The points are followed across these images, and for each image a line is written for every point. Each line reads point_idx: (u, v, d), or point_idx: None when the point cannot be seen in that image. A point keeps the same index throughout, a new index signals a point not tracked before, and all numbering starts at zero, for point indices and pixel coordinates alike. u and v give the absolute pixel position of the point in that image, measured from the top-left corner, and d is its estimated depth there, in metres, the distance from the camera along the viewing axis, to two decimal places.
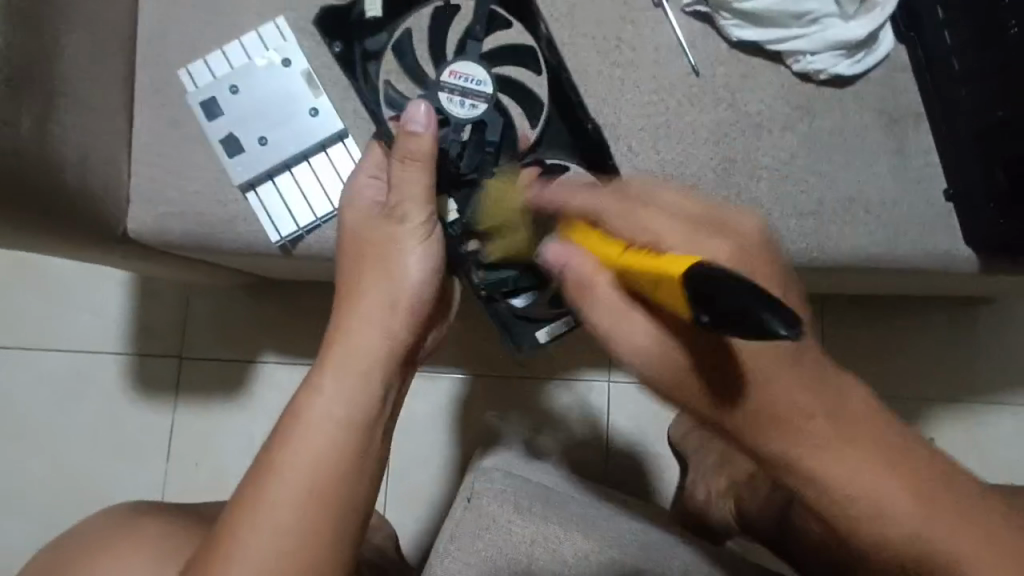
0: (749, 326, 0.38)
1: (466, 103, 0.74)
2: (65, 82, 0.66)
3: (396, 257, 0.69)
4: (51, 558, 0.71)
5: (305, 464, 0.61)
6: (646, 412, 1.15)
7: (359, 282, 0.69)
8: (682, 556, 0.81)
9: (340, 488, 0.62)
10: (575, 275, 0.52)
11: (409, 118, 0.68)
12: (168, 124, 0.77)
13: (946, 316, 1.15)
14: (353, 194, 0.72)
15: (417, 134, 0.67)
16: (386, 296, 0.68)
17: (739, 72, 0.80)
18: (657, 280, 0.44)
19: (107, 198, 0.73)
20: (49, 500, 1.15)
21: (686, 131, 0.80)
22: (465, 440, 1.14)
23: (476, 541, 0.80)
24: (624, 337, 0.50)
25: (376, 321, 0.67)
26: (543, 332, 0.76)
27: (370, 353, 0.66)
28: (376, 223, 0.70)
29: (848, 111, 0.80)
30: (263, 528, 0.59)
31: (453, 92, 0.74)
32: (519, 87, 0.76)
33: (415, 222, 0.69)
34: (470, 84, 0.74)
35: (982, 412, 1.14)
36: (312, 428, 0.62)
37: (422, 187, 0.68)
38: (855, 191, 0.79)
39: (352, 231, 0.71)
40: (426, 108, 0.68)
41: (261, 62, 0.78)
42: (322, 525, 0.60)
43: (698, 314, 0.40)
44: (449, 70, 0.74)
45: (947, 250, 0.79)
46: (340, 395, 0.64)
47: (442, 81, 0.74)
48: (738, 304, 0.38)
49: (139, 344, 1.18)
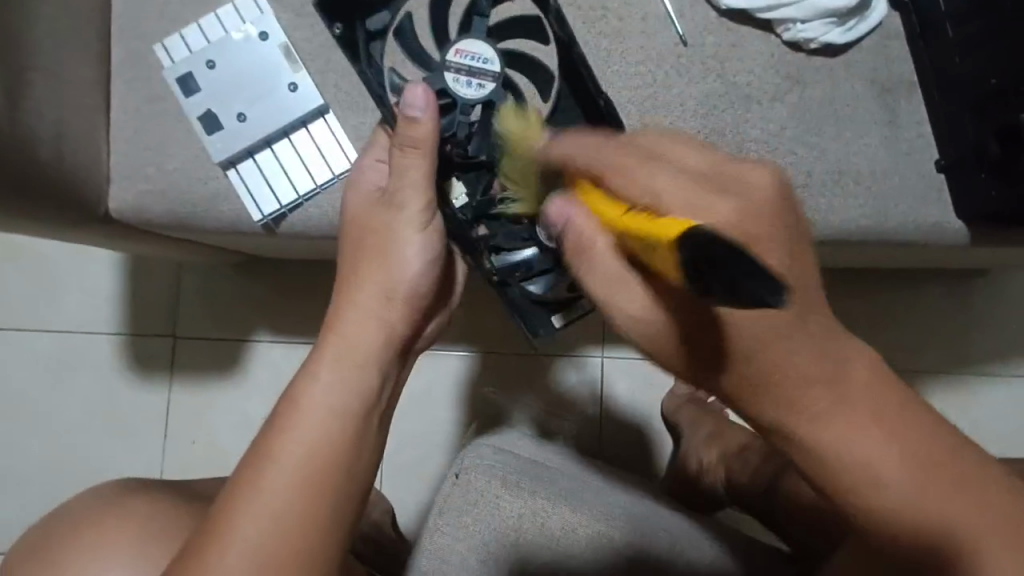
0: (743, 297, 0.35)
1: (474, 83, 0.72)
2: (34, 59, 0.65)
3: (395, 246, 0.67)
4: (44, 535, 0.72)
5: (301, 449, 0.58)
6: (639, 387, 1.15)
7: (358, 270, 0.67)
8: (670, 529, 0.81)
9: (335, 475, 0.58)
10: (578, 233, 0.54)
11: (407, 102, 0.65)
12: (146, 100, 0.76)
13: (941, 287, 1.14)
14: (356, 181, 0.71)
15: (415, 120, 0.65)
16: (384, 285, 0.66)
17: (728, 41, 0.78)
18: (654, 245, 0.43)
19: (85, 177, 0.72)
20: (48, 478, 1.16)
21: (674, 104, 0.78)
22: (458, 416, 1.14)
23: (464, 516, 0.81)
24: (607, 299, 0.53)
25: (373, 311, 0.65)
26: (558, 316, 0.78)
27: (370, 341, 0.64)
28: (377, 210, 0.69)
29: (840, 80, 0.78)
30: (256, 512, 0.55)
31: (461, 72, 0.72)
32: (530, 65, 0.74)
33: (415, 209, 0.67)
34: (477, 62, 0.72)
35: (976, 383, 1.14)
36: (309, 414, 0.59)
37: (422, 173, 0.67)
38: (846, 163, 0.77)
39: (353, 219, 0.69)
40: (424, 90, 0.65)
41: (238, 36, 0.77)
42: (316, 512, 0.56)
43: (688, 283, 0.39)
44: (455, 48, 0.72)
45: (937, 223, 0.78)
46: (337, 382, 0.61)
47: (448, 60, 0.73)
48: (720, 267, 0.36)
49: (133, 324, 1.18)
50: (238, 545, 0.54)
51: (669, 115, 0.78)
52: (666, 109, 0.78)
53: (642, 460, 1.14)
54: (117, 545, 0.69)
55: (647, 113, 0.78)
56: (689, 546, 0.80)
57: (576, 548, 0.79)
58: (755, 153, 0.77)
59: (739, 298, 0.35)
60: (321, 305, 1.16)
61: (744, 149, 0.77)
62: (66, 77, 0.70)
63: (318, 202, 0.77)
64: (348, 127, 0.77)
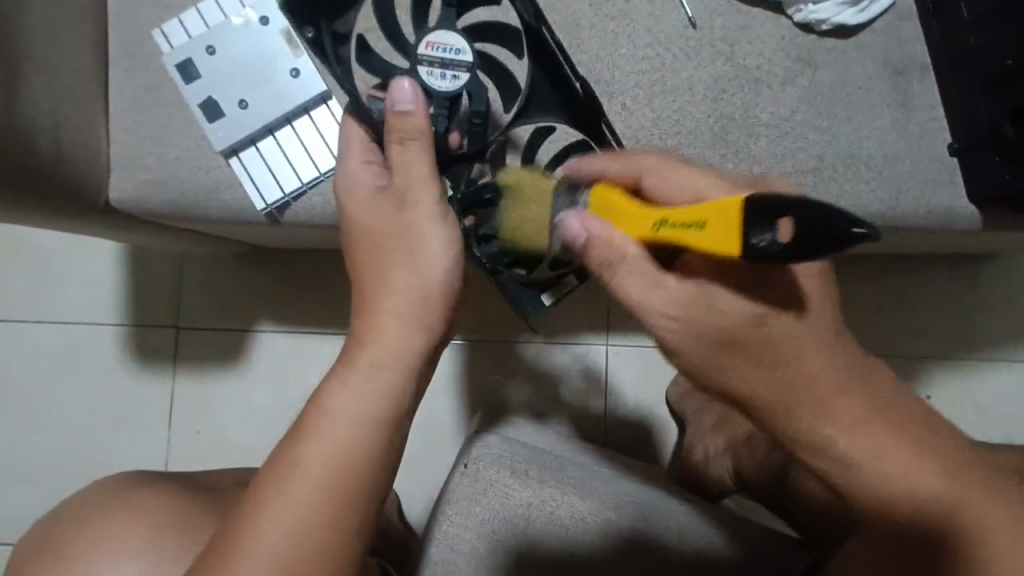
0: (828, 236, 0.37)
1: (447, 75, 0.68)
2: (28, 45, 0.64)
3: (419, 245, 0.62)
4: (50, 527, 0.72)
5: (329, 453, 0.56)
6: (648, 374, 1.14)
7: (380, 274, 0.62)
8: (677, 516, 0.81)
9: (361, 478, 0.57)
10: (602, 252, 0.51)
11: (393, 99, 0.63)
12: (144, 87, 0.75)
13: (948, 272, 1.14)
14: (349, 184, 0.66)
15: (408, 113, 0.63)
16: (417, 287, 0.62)
17: (738, 23, 0.77)
18: (705, 223, 0.43)
19: (84, 166, 0.71)
20: (54, 469, 1.16)
21: (683, 88, 0.77)
22: (462, 406, 1.14)
23: (472, 505, 0.80)
24: (639, 297, 0.51)
25: (406, 315, 0.61)
26: (546, 295, 0.78)
27: (400, 348, 0.60)
28: (386, 209, 0.64)
29: (852, 62, 0.77)
30: (282, 511, 0.55)
31: (433, 66, 0.68)
32: (500, 73, 0.73)
33: (431, 204, 0.63)
34: (450, 54, 0.69)
35: (983, 369, 1.13)
36: (339, 418, 0.57)
37: (427, 168, 0.63)
38: (857, 147, 0.76)
39: (364, 221, 0.64)
40: (410, 85, 0.63)
41: (237, 21, 0.76)
42: (339, 513, 0.56)
43: (753, 237, 0.39)
44: (425, 41, 0.69)
45: (949, 207, 0.76)
46: (368, 387, 0.58)
47: (420, 54, 0.69)
48: (805, 219, 0.38)
49: (135, 315, 1.17)
50: (261, 544, 0.54)
51: (677, 99, 0.76)
52: (674, 93, 0.77)
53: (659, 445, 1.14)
54: (122, 540, 0.68)
55: (656, 97, 0.76)
56: (696, 534, 0.80)
57: (583, 534, 0.79)
58: (765, 138, 0.76)
59: (829, 240, 0.36)
60: (324, 295, 1.15)
61: (754, 133, 0.76)
62: (63, 63, 0.69)
63: (321, 190, 0.76)
64: None
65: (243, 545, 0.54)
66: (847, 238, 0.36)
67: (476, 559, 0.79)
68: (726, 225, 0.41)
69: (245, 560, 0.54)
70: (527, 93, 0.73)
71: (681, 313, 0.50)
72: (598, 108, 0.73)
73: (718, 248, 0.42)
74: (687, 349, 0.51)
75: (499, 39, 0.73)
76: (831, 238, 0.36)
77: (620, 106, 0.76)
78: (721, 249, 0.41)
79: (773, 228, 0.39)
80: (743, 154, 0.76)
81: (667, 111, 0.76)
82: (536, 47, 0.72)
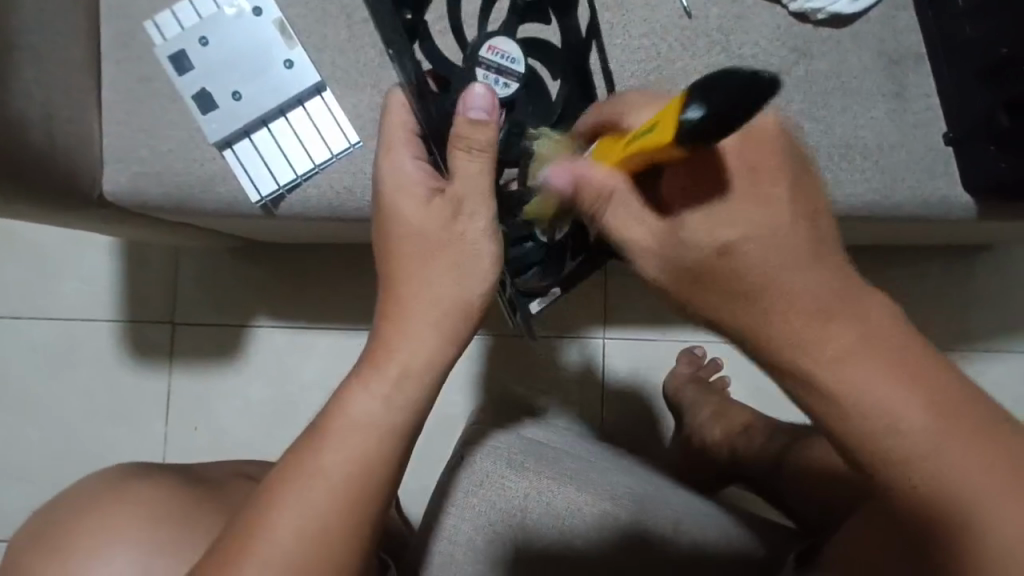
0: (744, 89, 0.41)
1: (500, 82, 0.67)
2: (19, 34, 0.63)
3: (466, 256, 0.58)
4: (47, 520, 0.72)
5: (343, 456, 0.54)
6: (646, 367, 1.14)
7: (422, 280, 0.58)
8: (675, 508, 0.81)
9: (375, 482, 0.55)
10: (594, 186, 0.52)
11: (465, 104, 0.57)
12: (138, 79, 0.74)
13: (944, 263, 1.14)
14: (394, 184, 0.60)
15: (481, 122, 0.57)
16: (454, 298, 0.58)
17: (733, 13, 0.77)
18: (656, 122, 0.46)
19: (78, 158, 0.70)
20: (52, 465, 1.16)
21: (678, 78, 0.76)
22: (461, 399, 1.14)
23: (471, 497, 0.81)
24: (627, 238, 0.52)
25: (441, 328, 0.57)
26: (537, 303, 0.78)
27: (433, 360, 0.57)
28: (437, 214, 0.58)
29: (847, 51, 0.77)
30: (297, 512, 0.53)
31: (489, 70, 0.67)
32: (539, 87, 0.69)
33: (487, 219, 0.58)
34: (506, 61, 0.67)
35: (979, 360, 1.13)
36: (358, 422, 0.55)
37: (487, 183, 0.59)
38: (852, 137, 0.76)
39: (411, 222, 0.59)
40: (484, 90, 0.58)
41: (230, 12, 0.76)
42: (351, 516, 0.54)
43: (688, 110, 0.42)
44: (489, 44, 0.67)
45: (943, 197, 0.76)
46: (393, 396, 0.56)
47: (480, 56, 0.67)
48: (726, 87, 0.41)
49: (131, 311, 1.17)
50: (269, 546, 0.52)
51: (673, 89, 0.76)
52: (670, 83, 0.76)
53: (658, 434, 1.14)
54: (121, 534, 0.68)
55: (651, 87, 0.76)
56: (693, 525, 0.80)
57: (584, 527, 0.79)
58: None
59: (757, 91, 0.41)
60: (320, 289, 1.15)
61: None
62: (55, 54, 0.68)
63: (317, 182, 0.75)
64: (345, 105, 0.75)
65: (253, 545, 0.52)
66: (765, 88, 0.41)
67: (475, 551, 0.79)
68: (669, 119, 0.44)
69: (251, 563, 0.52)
70: (561, 111, 0.69)
71: (658, 249, 0.51)
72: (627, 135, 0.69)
73: (664, 138, 0.44)
74: (665, 282, 0.52)
75: (543, 57, 0.70)
76: (751, 94, 0.41)
77: None
78: (664, 141, 0.44)
79: (702, 99, 0.42)
80: None
81: None
82: (580, 71, 0.70)
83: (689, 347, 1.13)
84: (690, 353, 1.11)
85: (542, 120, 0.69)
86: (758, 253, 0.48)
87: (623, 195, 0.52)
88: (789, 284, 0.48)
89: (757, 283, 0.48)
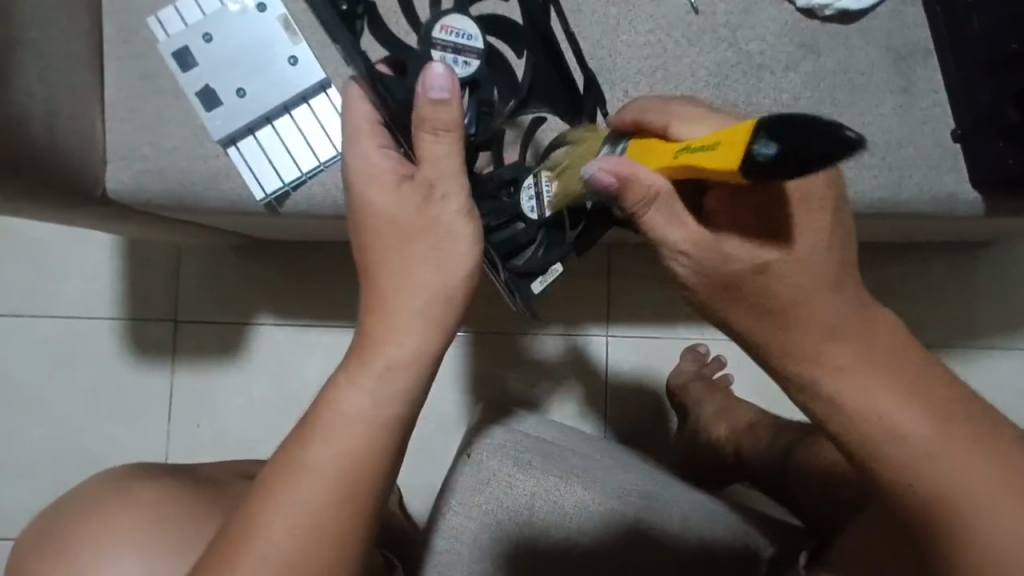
0: (822, 143, 0.38)
1: (460, 62, 0.62)
2: (21, 30, 0.63)
3: (446, 243, 0.57)
4: (52, 519, 0.72)
5: (333, 453, 0.53)
6: (648, 363, 1.14)
7: (401, 270, 0.57)
8: (681, 506, 0.80)
9: (367, 479, 0.54)
10: (641, 191, 0.49)
11: (424, 85, 0.54)
12: (139, 76, 0.74)
13: (947, 260, 1.14)
14: (362, 177, 0.58)
15: (443, 101, 0.54)
16: (438, 288, 0.57)
17: (740, 8, 0.76)
18: (717, 143, 0.44)
19: (80, 156, 0.70)
20: (54, 463, 1.15)
21: (685, 75, 0.76)
22: (464, 397, 1.14)
23: (476, 494, 0.81)
24: (661, 235, 0.51)
25: (425, 321, 0.56)
26: (538, 283, 0.67)
27: (418, 351, 0.56)
28: (409, 202, 0.57)
29: (854, 46, 0.76)
30: (290, 510, 0.52)
31: (446, 51, 0.61)
32: (500, 63, 0.64)
33: (460, 201, 0.57)
34: (462, 40, 0.61)
35: (982, 357, 1.13)
36: (349, 419, 0.54)
37: (458, 165, 0.57)
38: (860, 133, 0.75)
39: (383, 212, 0.57)
40: (443, 69, 0.55)
41: (234, 8, 0.75)
42: (343, 514, 0.53)
43: (760, 142, 0.40)
44: (439, 24, 0.61)
45: (951, 193, 0.76)
46: (380, 389, 0.55)
47: (434, 36, 0.61)
48: (812, 129, 0.38)
49: (133, 309, 1.16)
50: (263, 545, 0.52)
51: (680, 86, 0.76)
52: (676, 79, 0.76)
53: (660, 428, 1.14)
54: (126, 534, 0.68)
55: (658, 83, 0.76)
56: (700, 523, 0.79)
57: (590, 524, 0.79)
58: None
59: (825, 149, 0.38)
60: (322, 288, 1.15)
61: None
62: (55, 50, 0.67)
63: (321, 180, 0.75)
64: None
65: (250, 544, 0.52)
66: (835, 142, 0.38)
67: (479, 549, 0.79)
68: (736, 144, 0.42)
69: (247, 562, 0.52)
70: (527, 86, 0.66)
71: (696, 250, 0.51)
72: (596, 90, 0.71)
73: (727, 160, 0.42)
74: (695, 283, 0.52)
75: (502, 34, 0.66)
76: (824, 150, 0.38)
77: (622, 93, 0.76)
78: (728, 163, 0.42)
79: (782, 136, 0.39)
80: None
81: (669, 97, 0.76)
82: (543, 41, 0.67)
83: (693, 346, 1.13)
84: (694, 351, 1.11)
85: (507, 98, 0.65)
86: (793, 277, 0.51)
87: (666, 201, 0.49)
88: (816, 307, 0.51)
89: (791, 302, 0.51)
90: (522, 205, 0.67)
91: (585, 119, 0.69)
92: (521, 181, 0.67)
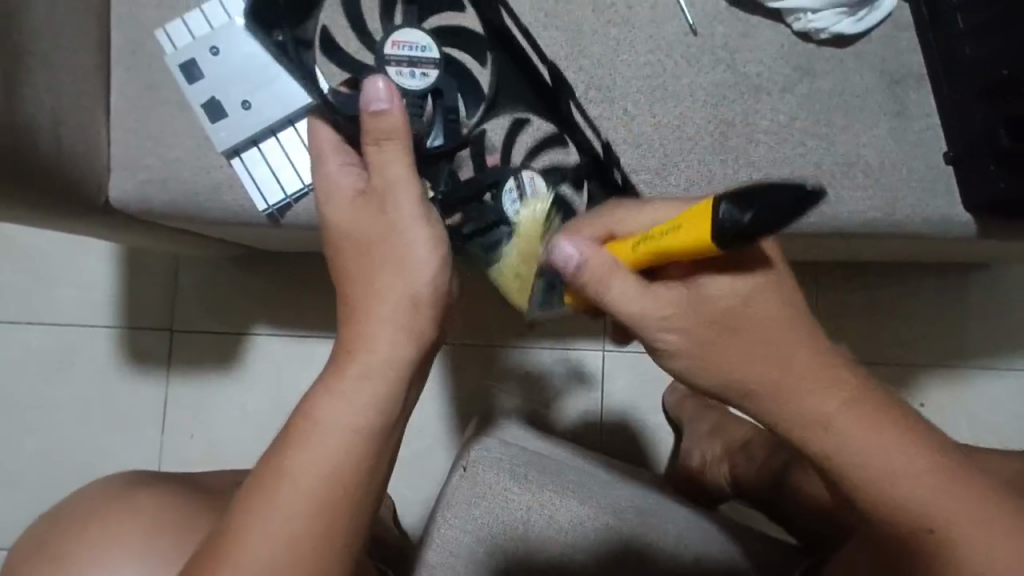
0: (791, 207, 0.42)
1: (417, 73, 0.68)
2: (34, 41, 0.64)
3: (402, 250, 0.58)
4: (44, 530, 0.71)
5: (318, 463, 0.53)
6: (643, 377, 1.15)
7: (368, 281, 0.58)
8: (677, 521, 0.81)
9: (353, 487, 0.53)
10: (598, 277, 0.50)
11: (368, 99, 0.58)
12: (144, 87, 0.75)
13: (942, 280, 1.15)
14: (325, 193, 0.62)
15: (383, 113, 0.58)
16: (407, 293, 0.57)
17: (738, 31, 0.78)
18: (680, 225, 0.47)
19: (86, 164, 0.71)
20: (46, 471, 1.15)
21: (683, 94, 0.77)
22: (459, 410, 1.14)
23: (470, 507, 0.80)
24: (633, 315, 0.51)
25: (399, 327, 0.56)
26: None
27: (399, 357, 0.56)
28: (367, 211, 0.60)
29: (849, 69, 0.78)
30: (279, 520, 0.52)
31: (401, 64, 0.69)
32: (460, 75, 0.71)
33: (407, 205, 0.58)
34: (416, 52, 0.69)
35: (976, 377, 1.14)
36: (330, 427, 0.54)
37: (404, 168, 0.59)
38: (855, 155, 0.77)
39: (342, 226, 0.60)
40: (383, 82, 0.59)
41: (241, 22, 0.73)
42: (331, 523, 0.53)
43: (728, 219, 0.43)
44: (391, 40, 0.69)
45: (944, 215, 0.77)
46: (359, 396, 0.54)
47: (388, 54, 0.69)
48: (775, 193, 0.42)
49: (128, 317, 1.16)
50: (250, 556, 0.51)
51: (679, 105, 0.77)
52: (676, 98, 0.77)
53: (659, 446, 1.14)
54: (121, 543, 0.67)
55: (657, 102, 0.77)
56: (695, 539, 0.79)
57: (579, 536, 0.79)
58: (764, 144, 0.77)
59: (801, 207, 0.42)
60: (319, 298, 1.15)
61: (754, 139, 0.77)
62: (67, 61, 0.69)
63: None
64: None
65: (237, 553, 0.51)
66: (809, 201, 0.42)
67: (469, 560, 0.79)
68: (699, 219, 0.45)
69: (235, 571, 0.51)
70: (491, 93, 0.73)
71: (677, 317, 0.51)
72: (566, 87, 0.74)
73: (700, 241, 0.45)
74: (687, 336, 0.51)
75: (461, 47, 0.72)
76: (796, 208, 0.42)
77: (621, 110, 0.77)
78: (702, 240, 0.45)
79: (746, 207, 0.43)
80: (744, 160, 0.77)
81: (668, 116, 0.77)
82: (500, 44, 0.73)
83: None
84: None
85: (470, 108, 0.72)
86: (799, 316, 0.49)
87: (625, 287, 0.50)
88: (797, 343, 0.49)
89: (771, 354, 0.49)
90: (506, 208, 0.69)
91: (561, 114, 0.74)
92: (501, 183, 0.69)
